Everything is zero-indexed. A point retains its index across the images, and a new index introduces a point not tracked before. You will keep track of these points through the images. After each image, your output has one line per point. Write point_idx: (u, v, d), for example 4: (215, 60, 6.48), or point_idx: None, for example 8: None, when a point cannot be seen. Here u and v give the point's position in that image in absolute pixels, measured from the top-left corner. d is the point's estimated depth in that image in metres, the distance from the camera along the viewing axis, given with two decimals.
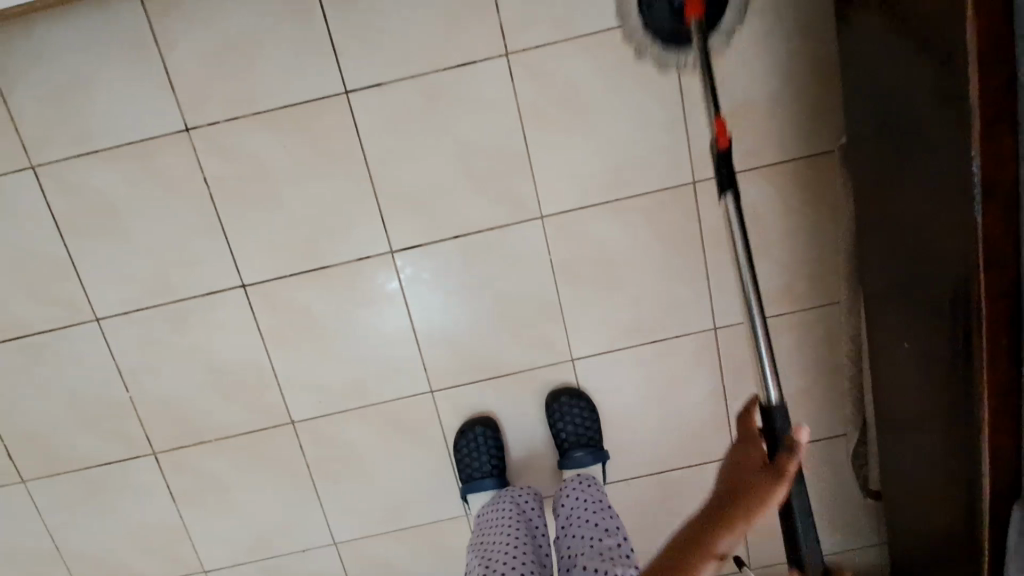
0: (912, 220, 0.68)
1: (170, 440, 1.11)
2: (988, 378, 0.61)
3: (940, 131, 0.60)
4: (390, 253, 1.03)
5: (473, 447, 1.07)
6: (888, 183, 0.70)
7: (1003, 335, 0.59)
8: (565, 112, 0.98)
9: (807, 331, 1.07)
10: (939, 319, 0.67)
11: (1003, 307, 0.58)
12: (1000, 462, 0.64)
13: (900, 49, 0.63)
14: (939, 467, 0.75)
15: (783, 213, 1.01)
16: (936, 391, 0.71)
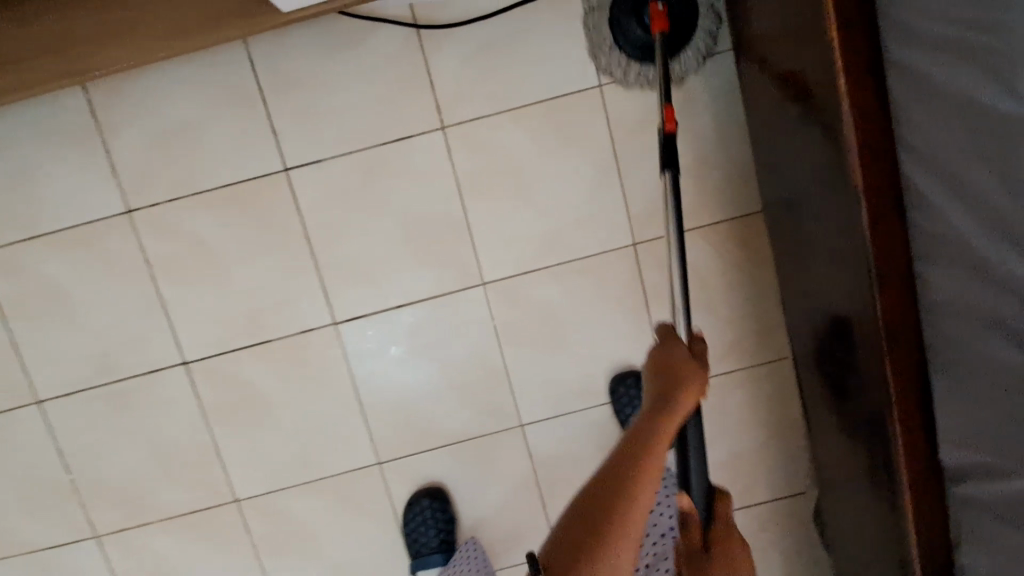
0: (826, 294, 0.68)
1: (111, 524, 1.07)
2: (907, 461, 0.60)
3: (835, 215, 0.61)
4: (334, 324, 1.02)
5: (419, 520, 1.03)
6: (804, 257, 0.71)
7: (915, 417, 0.59)
8: (502, 182, 1.00)
9: (755, 388, 1.06)
10: (858, 393, 0.66)
11: (912, 389, 0.58)
12: (932, 548, 0.62)
13: (797, 133, 0.65)
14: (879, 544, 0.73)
15: (723, 272, 1.02)
16: (867, 467, 0.69)
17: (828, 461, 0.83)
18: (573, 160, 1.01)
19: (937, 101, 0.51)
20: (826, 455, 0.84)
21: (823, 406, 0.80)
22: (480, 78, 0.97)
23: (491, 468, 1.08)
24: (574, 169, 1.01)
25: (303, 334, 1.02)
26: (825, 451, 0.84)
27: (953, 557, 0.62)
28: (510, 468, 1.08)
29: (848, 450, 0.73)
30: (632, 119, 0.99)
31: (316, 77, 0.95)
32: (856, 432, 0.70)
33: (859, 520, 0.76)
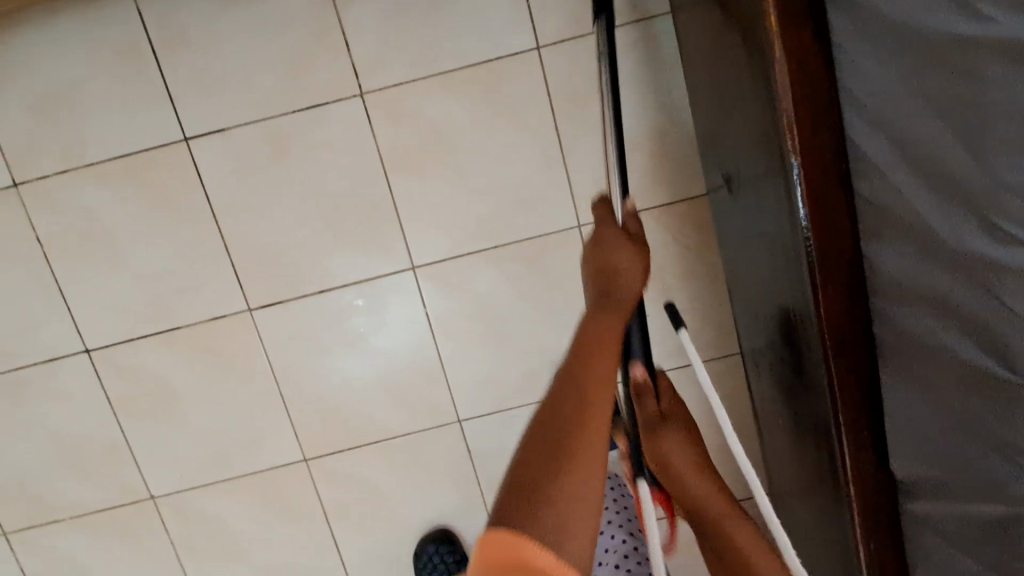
0: (766, 277, 0.63)
1: (19, 521, 1.00)
2: (851, 459, 0.55)
3: (770, 186, 0.55)
4: (249, 311, 0.93)
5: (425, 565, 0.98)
6: (748, 235, 0.65)
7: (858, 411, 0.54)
8: (432, 153, 0.89)
9: (711, 385, 0.96)
10: (799, 397, 0.61)
11: (852, 382, 0.54)
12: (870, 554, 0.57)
13: (734, 94, 0.59)
14: (820, 553, 0.68)
15: (679, 256, 0.91)
16: (806, 468, 0.65)
17: (781, 472, 0.79)
18: (512, 128, 0.89)
19: (894, 49, 0.46)
20: (779, 466, 0.79)
21: (770, 404, 0.74)
22: (401, 37, 0.86)
23: (425, 470, 1.00)
24: (512, 141, 0.89)
25: (215, 324, 0.93)
26: (778, 462, 0.79)
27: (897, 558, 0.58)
28: (446, 469, 1.00)
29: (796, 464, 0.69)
30: (575, 83, 0.88)
31: (217, 36, 0.85)
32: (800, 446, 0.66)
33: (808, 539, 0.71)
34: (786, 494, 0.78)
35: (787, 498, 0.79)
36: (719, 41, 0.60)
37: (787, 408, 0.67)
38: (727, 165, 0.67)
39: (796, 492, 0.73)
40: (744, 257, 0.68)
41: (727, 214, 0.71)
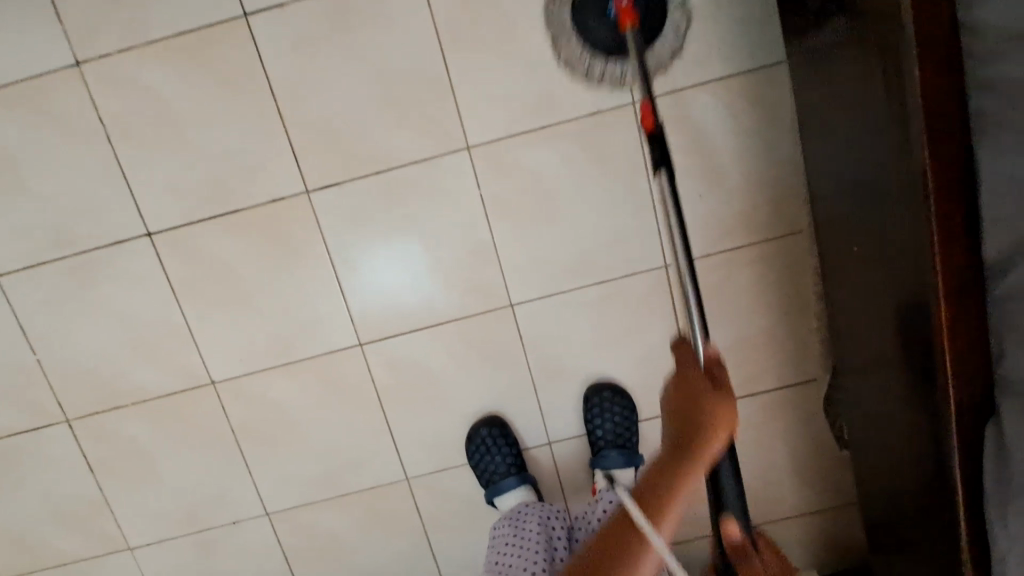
0: (859, 97, 0.59)
1: (84, 406, 1.03)
2: (942, 266, 0.52)
3: None
4: (306, 193, 0.95)
5: (487, 448, 1.01)
6: (840, 60, 0.62)
7: (957, 210, 0.51)
8: (486, 28, 0.90)
9: (764, 268, 0.97)
10: (892, 218, 0.58)
11: (953, 177, 0.50)
12: (962, 374, 0.54)
13: None
14: (900, 400, 0.65)
15: (734, 131, 0.92)
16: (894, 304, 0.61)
17: (848, 357, 0.76)
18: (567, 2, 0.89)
19: None
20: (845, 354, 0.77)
21: (847, 261, 0.71)
22: None
23: (479, 354, 1.02)
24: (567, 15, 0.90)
25: (274, 205, 0.95)
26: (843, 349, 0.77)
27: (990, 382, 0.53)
28: (499, 353, 1.02)
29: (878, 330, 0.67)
30: None
31: None
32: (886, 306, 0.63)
33: (888, 413, 0.69)
34: (854, 380, 0.76)
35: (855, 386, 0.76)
36: None
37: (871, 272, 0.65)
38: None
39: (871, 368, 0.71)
40: (833, 92, 0.65)
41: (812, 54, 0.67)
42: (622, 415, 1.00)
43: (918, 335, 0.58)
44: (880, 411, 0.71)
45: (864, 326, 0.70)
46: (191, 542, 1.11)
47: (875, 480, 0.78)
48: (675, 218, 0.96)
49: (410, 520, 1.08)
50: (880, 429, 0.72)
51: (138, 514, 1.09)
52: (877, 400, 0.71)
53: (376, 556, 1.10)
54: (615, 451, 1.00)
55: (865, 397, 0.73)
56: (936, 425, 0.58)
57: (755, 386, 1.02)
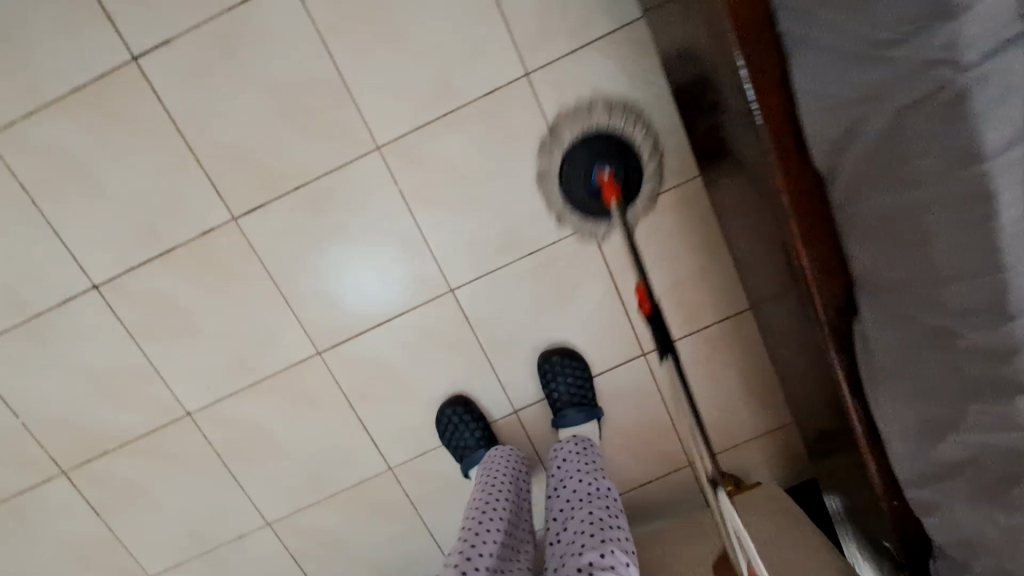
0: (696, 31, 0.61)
1: (75, 456, 1.09)
2: (785, 184, 0.56)
3: None
4: (233, 219, 0.98)
5: (455, 425, 1.06)
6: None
7: (787, 128, 0.54)
8: (369, 27, 0.92)
9: (681, 211, 1.01)
10: (742, 143, 0.61)
11: (778, 100, 0.53)
12: (824, 278, 0.59)
13: None
14: (790, 308, 0.70)
15: (626, 84, 0.95)
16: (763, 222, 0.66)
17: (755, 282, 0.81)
18: None
19: None
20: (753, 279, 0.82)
21: (728, 185, 0.75)
22: None
23: (431, 341, 1.06)
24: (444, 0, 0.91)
25: (205, 236, 0.98)
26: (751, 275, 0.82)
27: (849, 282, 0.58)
28: (450, 337, 1.06)
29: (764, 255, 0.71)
30: None
31: None
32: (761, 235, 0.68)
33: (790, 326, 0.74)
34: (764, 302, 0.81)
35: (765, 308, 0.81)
36: None
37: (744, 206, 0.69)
38: None
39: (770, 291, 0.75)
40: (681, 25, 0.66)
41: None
42: (575, 373, 1.06)
43: (785, 249, 0.62)
44: (782, 318, 0.76)
45: (756, 253, 0.74)
46: (205, 561, 1.18)
47: (798, 382, 0.84)
48: None
49: (400, 505, 1.15)
50: (790, 340, 0.77)
51: (149, 544, 1.16)
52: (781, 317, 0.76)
53: (376, 543, 1.17)
54: (574, 410, 1.05)
55: (772, 306, 0.79)
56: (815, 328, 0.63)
57: (695, 322, 1.07)
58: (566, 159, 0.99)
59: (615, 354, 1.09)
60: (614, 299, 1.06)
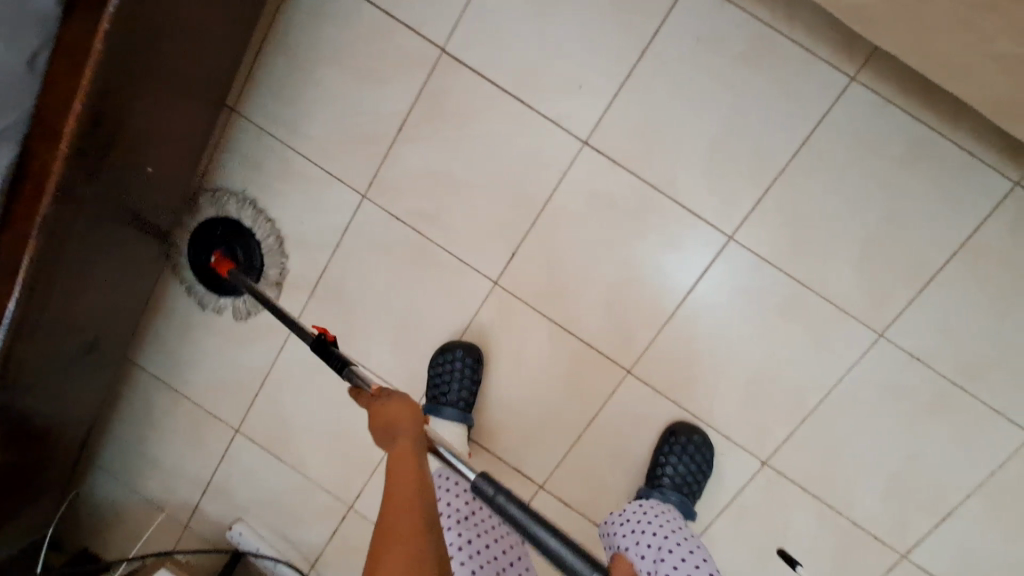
0: (89, 311, 0.76)
1: (879, 544, 0.97)
2: (68, 206, 0.59)
3: (55, 378, 0.76)
4: (542, 486, 1.03)
5: (446, 373, 0.96)
6: (96, 329, 0.80)
7: (52, 252, 0.61)
8: (345, 444, 1.12)
9: (297, 118, 0.97)
10: (103, 239, 0.69)
11: (44, 277, 0.62)
12: (107, 104, 0.58)
13: (56, 414, 0.83)
14: (172, 67, 0.66)
15: (247, 238, 1.03)
16: (138, 160, 0.69)
17: (201, 103, 0.76)
18: (288, 408, 1.11)
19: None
20: (191, 112, 0.75)
21: (168, 192, 0.80)
22: (300, 507, 1.15)
23: (558, 273, 0.96)
24: (292, 406, 1.11)
25: (570, 502, 1.03)
26: (196, 140, 0.79)
27: (114, 85, 0.58)
28: (543, 256, 0.96)
29: (173, 38, 0.63)
30: (229, 395, 1.12)
31: None
32: (124, 197, 0.70)
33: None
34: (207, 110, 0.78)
35: (208, 81, 0.75)
36: (41, 443, 0.83)
37: (96, 185, 0.63)
38: (97, 361, 0.86)
39: (173, 75, 0.67)
40: (113, 310, 0.82)
41: (113, 334, 0.86)
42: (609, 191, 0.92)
43: (124, 134, 0.64)
44: (195, 55, 0.69)
45: (146, 109, 0.65)
46: (973, 378, 0.91)
47: None
48: (331, 219, 1.01)
49: (769, 202, 0.89)
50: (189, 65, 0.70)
51: (976, 434, 0.92)
52: (188, 27, 0.65)
53: (846, 199, 0.87)
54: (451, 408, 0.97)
55: (202, 65, 0.72)
56: (141, 52, 0.59)
57: (379, 20, 0.92)
58: (328, 251, 1.02)
59: (462, 76, 0.92)
60: (410, 123, 0.95)
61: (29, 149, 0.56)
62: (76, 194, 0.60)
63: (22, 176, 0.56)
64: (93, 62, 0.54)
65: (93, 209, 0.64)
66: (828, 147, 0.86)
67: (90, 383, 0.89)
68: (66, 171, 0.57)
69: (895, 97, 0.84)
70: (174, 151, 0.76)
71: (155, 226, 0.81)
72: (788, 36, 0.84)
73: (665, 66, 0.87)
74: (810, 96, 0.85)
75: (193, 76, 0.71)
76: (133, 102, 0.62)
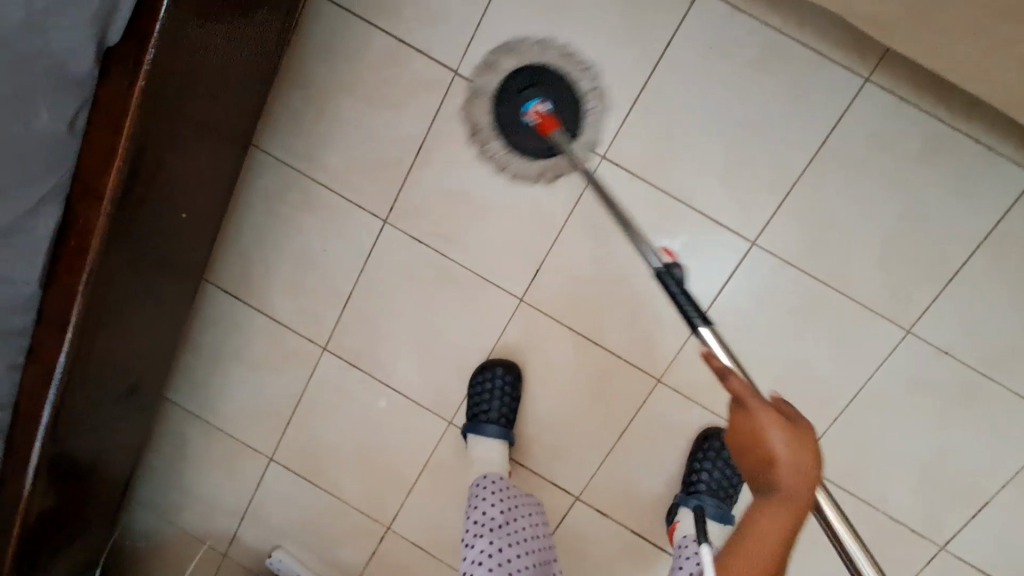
0: (129, 356, 0.76)
1: (916, 537, 0.98)
2: (106, 258, 0.59)
3: (97, 424, 0.77)
4: (578, 497, 1.04)
5: (486, 392, 0.98)
6: (134, 373, 0.81)
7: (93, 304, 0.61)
8: (379, 466, 1.12)
9: (316, 148, 0.97)
10: (140, 286, 0.70)
11: (85, 329, 0.62)
12: (141, 156, 0.58)
13: (99, 457, 0.83)
14: (201, 113, 0.66)
15: (271, 269, 1.04)
16: (171, 206, 0.69)
17: (229, 143, 0.76)
18: (320, 434, 1.12)
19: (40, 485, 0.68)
20: (219, 154, 0.75)
21: (199, 233, 0.79)
22: (337, 529, 1.17)
23: (583, 287, 0.97)
24: (324, 431, 1.12)
25: (607, 511, 1.04)
26: (225, 180, 0.79)
27: (146, 137, 0.58)
28: (566, 271, 0.97)
29: (202, 84, 0.63)
30: (261, 424, 1.13)
31: None
32: (159, 243, 0.70)
33: (236, 7, 0.62)
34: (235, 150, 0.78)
35: (235, 121, 0.75)
36: (87, 486, 0.84)
37: (133, 236, 0.63)
38: (136, 402, 0.87)
39: (201, 120, 0.67)
40: (151, 353, 0.83)
41: (150, 376, 0.87)
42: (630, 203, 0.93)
43: (158, 183, 0.64)
44: (223, 99, 0.69)
45: (178, 155, 0.65)
46: (1003, 368, 0.91)
47: None
48: (354, 246, 1.01)
49: (791, 205, 0.89)
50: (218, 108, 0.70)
51: (1009, 423, 0.93)
52: (214, 72, 0.65)
53: (867, 198, 0.88)
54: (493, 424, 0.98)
55: (229, 107, 0.72)
56: (171, 102, 0.59)
57: (391, 47, 0.92)
58: (353, 278, 1.03)
59: (477, 97, 0.93)
60: (428, 147, 0.96)
61: (70, 207, 0.56)
62: (117, 246, 0.61)
63: (66, 234, 0.57)
64: (129, 117, 0.54)
65: (130, 259, 0.64)
66: (846, 148, 0.86)
67: (132, 425, 0.90)
68: (108, 225, 0.58)
69: (911, 95, 0.84)
70: (205, 193, 0.76)
71: (188, 266, 0.81)
72: (802, 40, 0.84)
73: (679, 77, 0.88)
74: (826, 99, 0.86)
75: (220, 119, 0.71)
76: (166, 151, 0.62)
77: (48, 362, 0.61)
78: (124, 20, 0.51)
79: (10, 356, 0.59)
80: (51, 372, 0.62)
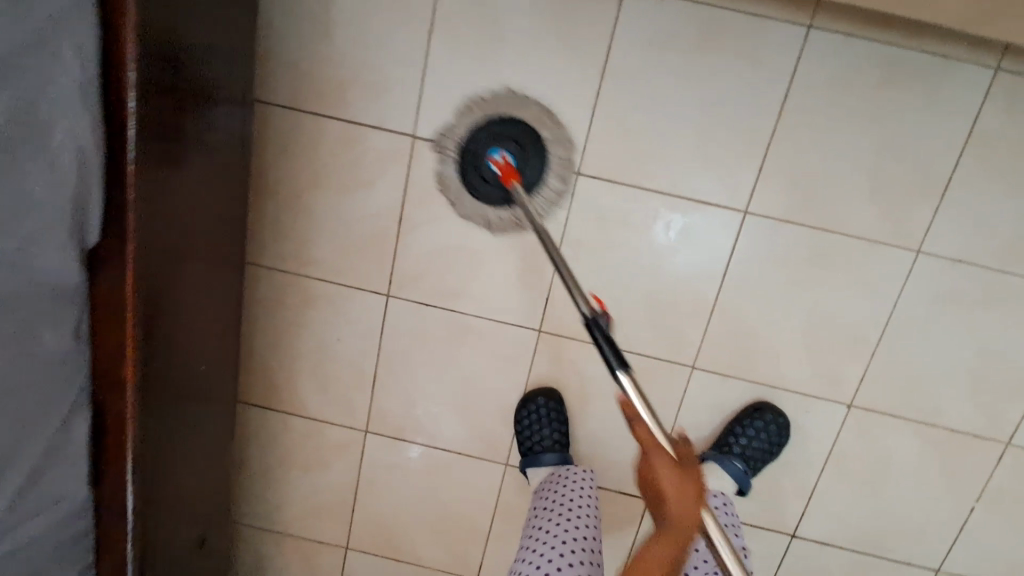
0: (191, 513, 0.77)
1: (981, 441, 0.99)
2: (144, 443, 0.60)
3: None
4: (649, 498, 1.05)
5: (534, 423, 0.99)
6: (200, 524, 0.82)
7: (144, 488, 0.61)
8: (451, 525, 1.14)
9: (301, 246, 0.98)
10: (183, 449, 0.70)
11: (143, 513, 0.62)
12: (151, 338, 0.58)
13: None
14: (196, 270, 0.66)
15: (294, 372, 1.05)
16: (191, 366, 0.69)
17: (228, 283, 0.76)
18: (386, 510, 1.13)
19: None
20: (223, 298, 0.75)
21: (224, 377, 0.80)
22: None
23: (597, 301, 0.97)
24: (389, 507, 1.13)
25: None
26: (235, 317, 0.79)
27: (151, 318, 0.57)
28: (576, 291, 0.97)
29: (188, 245, 0.63)
30: (327, 519, 1.14)
31: None
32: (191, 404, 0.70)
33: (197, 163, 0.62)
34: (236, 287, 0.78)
35: (229, 261, 0.75)
36: None
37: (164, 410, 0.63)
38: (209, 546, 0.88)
39: (198, 276, 0.66)
40: (210, 499, 0.83)
41: (216, 518, 0.88)
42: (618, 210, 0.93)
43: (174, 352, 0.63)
44: (211, 247, 0.69)
45: (185, 318, 0.65)
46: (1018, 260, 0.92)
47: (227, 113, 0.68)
48: (366, 327, 1.02)
49: (772, 167, 0.89)
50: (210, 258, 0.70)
51: None
52: (197, 228, 0.64)
53: (843, 139, 0.88)
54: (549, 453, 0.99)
55: (220, 251, 0.72)
56: (166, 275, 0.59)
57: (344, 130, 0.92)
58: (373, 357, 1.04)
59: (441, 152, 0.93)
60: (408, 214, 0.96)
61: (99, 408, 0.57)
62: (152, 424, 0.61)
63: (101, 431, 0.57)
64: (129, 308, 0.54)
65: (166, 432, 0.65)
66: (810, 97, 0.87)
67: (208, 570, 0.90)
68: (138, 411, 0.58)
69: (858, 29, 0.84)
70: (219, 338, 0.76)
71: (223, 410, 0.81)
72: (737, 7, 0.84)
73: (630, 77, 0.87)
74: (776, 56, 0.86)
75: (215, 266, 0.71)
76: (173, 320, 0.62)
77: (117, 554, 0.62)
78: (99, 224, 0.50)
79: (83, 555, 0.61)
80: (124, 563, 0.62)
